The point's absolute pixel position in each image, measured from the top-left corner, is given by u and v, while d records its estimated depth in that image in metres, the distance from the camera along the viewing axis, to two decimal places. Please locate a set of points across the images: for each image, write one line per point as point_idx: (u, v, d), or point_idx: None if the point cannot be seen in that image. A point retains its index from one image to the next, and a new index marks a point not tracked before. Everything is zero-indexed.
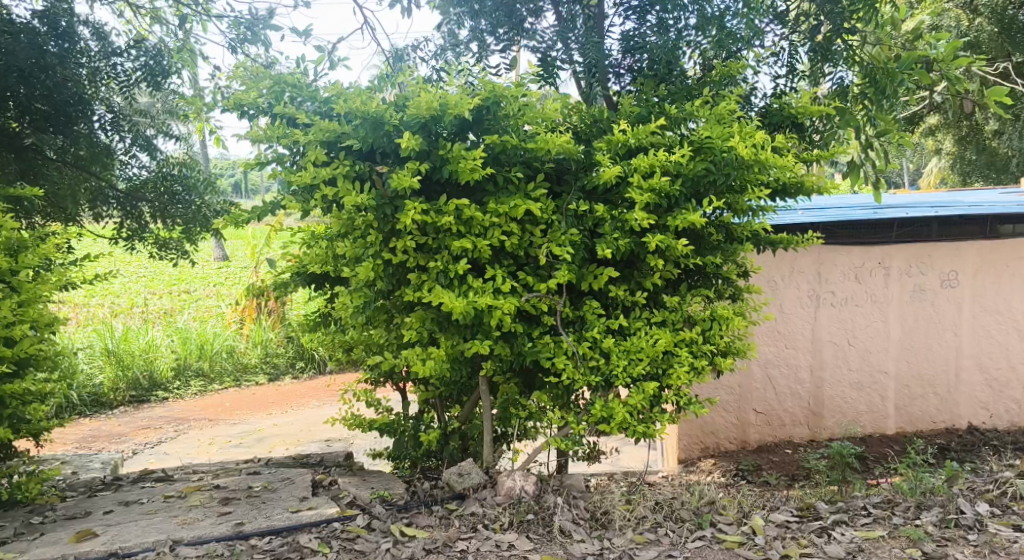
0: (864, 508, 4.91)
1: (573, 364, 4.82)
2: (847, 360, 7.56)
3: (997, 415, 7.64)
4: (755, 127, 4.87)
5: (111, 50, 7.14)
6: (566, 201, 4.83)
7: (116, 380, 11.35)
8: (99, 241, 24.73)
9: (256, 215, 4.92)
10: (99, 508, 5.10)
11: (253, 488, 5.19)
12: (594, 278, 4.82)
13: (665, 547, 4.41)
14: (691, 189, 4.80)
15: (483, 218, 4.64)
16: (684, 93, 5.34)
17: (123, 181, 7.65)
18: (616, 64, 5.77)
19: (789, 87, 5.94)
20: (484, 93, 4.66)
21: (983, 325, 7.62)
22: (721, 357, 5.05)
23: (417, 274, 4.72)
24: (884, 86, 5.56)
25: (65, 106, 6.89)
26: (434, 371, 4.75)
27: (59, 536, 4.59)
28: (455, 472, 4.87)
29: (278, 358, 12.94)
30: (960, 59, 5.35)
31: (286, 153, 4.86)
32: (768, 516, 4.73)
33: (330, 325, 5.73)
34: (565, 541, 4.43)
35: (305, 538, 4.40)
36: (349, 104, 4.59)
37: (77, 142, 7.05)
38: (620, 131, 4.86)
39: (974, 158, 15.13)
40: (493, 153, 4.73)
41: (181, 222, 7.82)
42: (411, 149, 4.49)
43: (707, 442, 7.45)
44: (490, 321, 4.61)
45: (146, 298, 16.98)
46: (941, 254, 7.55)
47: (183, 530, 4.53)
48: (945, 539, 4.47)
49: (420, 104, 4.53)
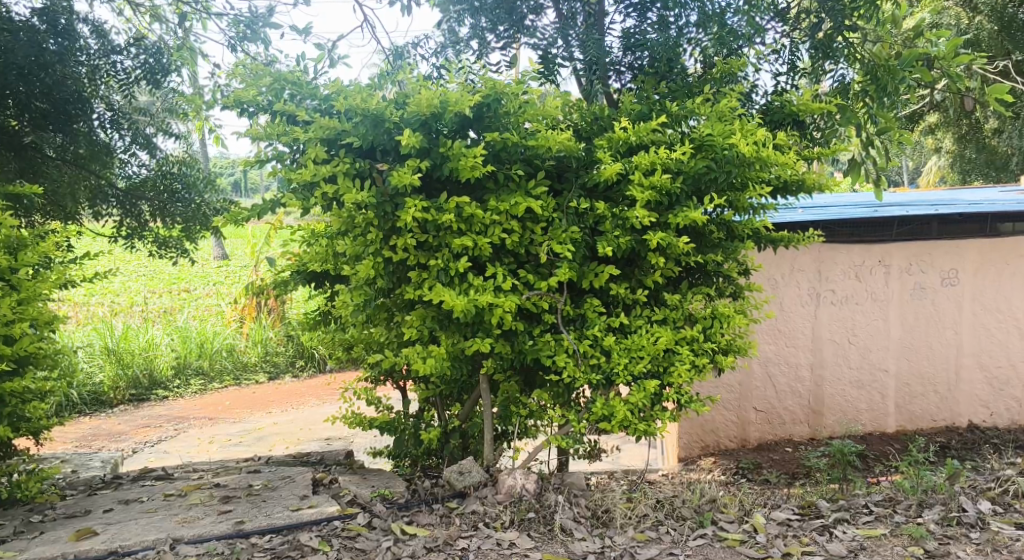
0: (866, 506, 4.90)
1: (574, 362, 4.81)
2: (847, 359, 7.55)
3: (997, 413, 7.63)
4: (756, 124, 4.86)
5: (111, 48, 7.12)
6: (566, 199, 4.81)
7: (116, 379, 11.34)
8: (99, 240, 24.76)
9: (256, 213, 4.91)
10: (99, 507, 5.09)
11: (253, 486, 5.18)
12: (595, 276, 4.81)
13: (667, 545, 4.40)
14: (692, 186, 4.77)
15: (484, 215, 4.63)
16: (685, 91, 5.31)
17: (123, 180, 7.64)
18: (617, 62, 5.73)
19: (790, 84, 5.92)
20: (484, 90, 4.64)
21: (984, 323, 7.61)
22: (722, 355, 5.05)
23: (417, 271, 4.71)
24: (884, 83, 5.55)
25: (65, 104, 6.84)
26: (434, 369, 4.73)
27: (58, 535, 4.58)
28: (455, 471, 4.85)
29: (278, 357, 12.93)
30: (960, 56, 5.34)
31: (287, 150, 4.84)
32: (769, 515, 4.72)
33: (330, 323, 5.72)
34: (566, 539, 4.41)
35: (305, 536, 4.38)
36: (349, 102, 4.58)
37: (77, 140, 7.04)
38: (621, 128, 4.85)
39: (973, 157, 15.13)
40: (493, 150, 4.72)
41: (180, 221, 7.82)
42: (411, 146, 4.48)
43: (707, 440, 7.45)
44: (491, 319, 4.60)
45: (146, 297, 16.97)
46: (942, 252, 7.53)
47: (183, 528, 4.52)
48: (947, 537, 4.46)
49: (420, 101, 4.51)
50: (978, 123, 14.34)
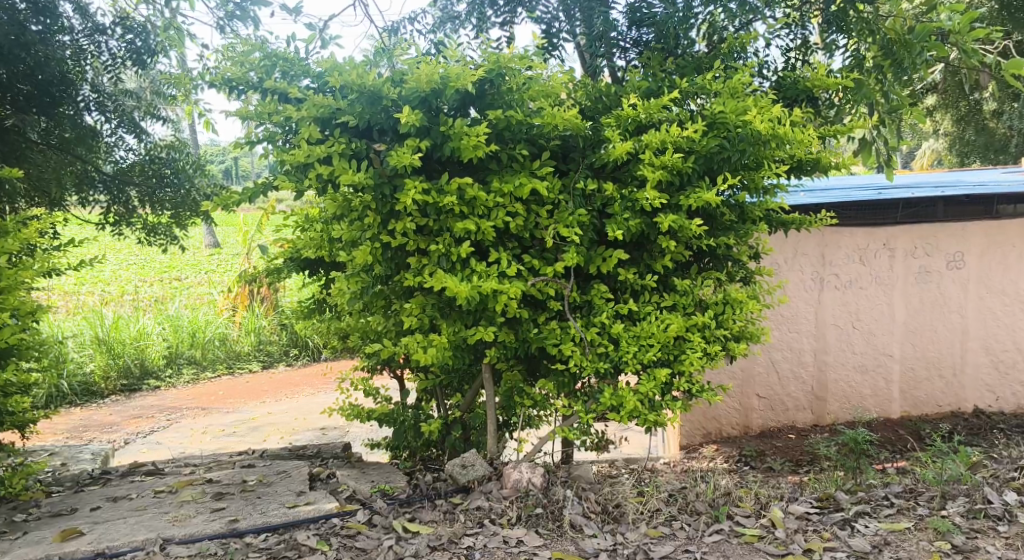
0: (886, 498, 4.71)
1: (581, 350, 4.62)
2: (851, 343, 7.38)
3: (1004, 398, 7.46)
4: (771, 102, 4.67)
5: (95, 27, 6.81)
6: (573, 179, 4.61)
7: (108, 369, 11.14)
8: (86, 229, 24.52)
9: (248, 197, 4.67)
10: (87, 504, 4.89)
11: (247, 482, 4.99)
12: (603, 261, 4.60)
13: (682, 542, 4.22)
14: (704, 166, 4.57)
15: (487, 198, 4.41)
16: (693, 67, 5.15)
17: (110, 164, 7.40)
18: (623, 37, 5.46)
19: (800, 60, 5.73)
20: (487, 65, 4.40)
21: (990, 307, 7.43)
22: (734, 342, 4.85)
23: (417, 257, 4.50)
24: (902, 59, 5.34)
25: (49, 86, 6.63)
26: (435, 359, 4.51)
27: (42, 535, 4.37)
28: (458, 464, 4.67)
29: (271, 346, 12.73)
30: (976, 30, 5.12)
31: (278, 131, 4.62)
32: (788, 508, 4.51)
33: (325, 312, 5.55)
34: (576, 536, 4.22)
35: (303, 535, 4.19)
36: (344, 78, 4.35)
37: (61, 123, 6.85)
38: (630, 105, 4.63)
39: (972, 140, 14.91)
40: (496, 129, 4.51)
41: (170, 206, 7.62)
42: (411, 124, 4.26)
43: (708, 427, 7.30)
44: (496, 306, 4.40)
45: (137, 286, 16.76)
46: (947, 235, 7.34)
47: (174, 527, 4.31)
48: (975, 531, 4.29)
49: (420, 77, 4.27)
50: (977, 105, 14.19)
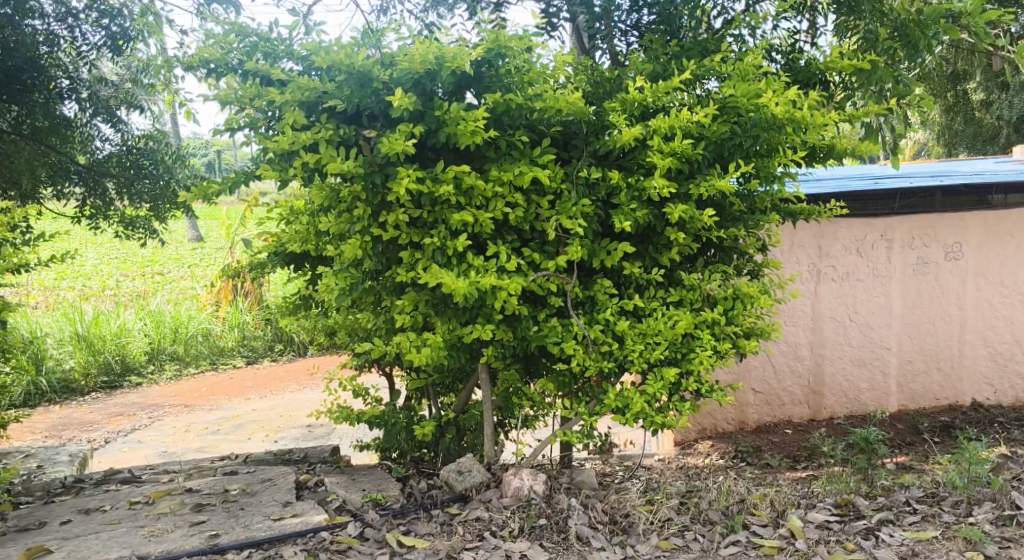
0: (908, 503, 4.48)
1: (584, 349, 4.34)
2: (848, 336, 7.16)
3: (1002, 391, 7.27)
4: (785, 85, 4.40)
5: (67, 12, 6.39)
6: (576, 167, 4.34)
7: (87, 366, 10.80)
8: (62, 223, 24.05)
9: (227, 186, 4.33)
10: (57, 518, 4.59)
11: (230, 491, 4.70)
12: (607, 254, 4.33)
13: (696, 554, 3.98)
14: (714, 152, 4.31)
15: (485, 187, 4.13)
16: (699, 49, 4.87)
17: (86, 155, 7.06)
18: (623, 19, 5.19)
19: (810, 43, 5.49)
20: (485, 44, 4.12)
21: (988, 298, 7.23)
22: (743, 339, 4.58)
23: (410, 251, 4.24)
24: (916, 40, 5.12)
25: (18, 73, 6.24)
26: (431, 360, 4.22)
27: (8, 553, 4.07)
28: (455, 471, 4.45)
29: (255, 341, 12.42)
30: (988, 12, 4.78)
31: (260, 116, 4.32)
32: (806, 516, 4.27)
33: (313, 308, 5.28)
34: (583, 549, 3.95)
35: (289, 551, 3.91)
36: (331, 59, 4.04)
37: (33, 112, 6.44)
38: (636, 88, 4.36)
39: (960, 130, 14.72)
40: (496, 114, 4.23)
41: (148, 199, 7.26)
42: (404, 108, 3.96)
43: (704, 424, 7.06)
44: (494, 303, 4.12)
45: (118, 280, 16.37)
46: (946, 225, 7.12)
47: (150, 544, 4.02)
48: (1006, 540, 4.07)
49: (414, 57, 3.99)
50: (964, 95, 14.07)
